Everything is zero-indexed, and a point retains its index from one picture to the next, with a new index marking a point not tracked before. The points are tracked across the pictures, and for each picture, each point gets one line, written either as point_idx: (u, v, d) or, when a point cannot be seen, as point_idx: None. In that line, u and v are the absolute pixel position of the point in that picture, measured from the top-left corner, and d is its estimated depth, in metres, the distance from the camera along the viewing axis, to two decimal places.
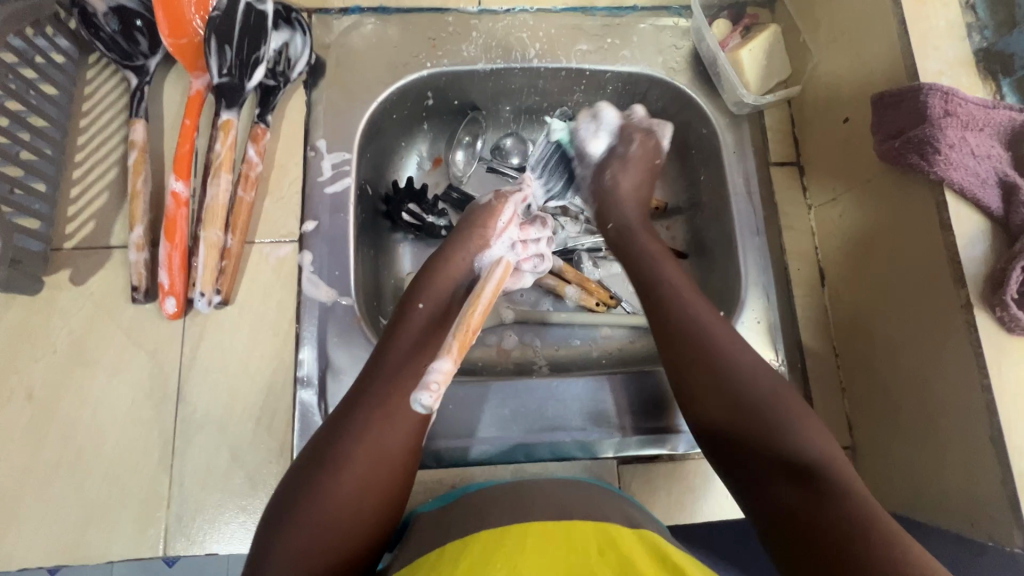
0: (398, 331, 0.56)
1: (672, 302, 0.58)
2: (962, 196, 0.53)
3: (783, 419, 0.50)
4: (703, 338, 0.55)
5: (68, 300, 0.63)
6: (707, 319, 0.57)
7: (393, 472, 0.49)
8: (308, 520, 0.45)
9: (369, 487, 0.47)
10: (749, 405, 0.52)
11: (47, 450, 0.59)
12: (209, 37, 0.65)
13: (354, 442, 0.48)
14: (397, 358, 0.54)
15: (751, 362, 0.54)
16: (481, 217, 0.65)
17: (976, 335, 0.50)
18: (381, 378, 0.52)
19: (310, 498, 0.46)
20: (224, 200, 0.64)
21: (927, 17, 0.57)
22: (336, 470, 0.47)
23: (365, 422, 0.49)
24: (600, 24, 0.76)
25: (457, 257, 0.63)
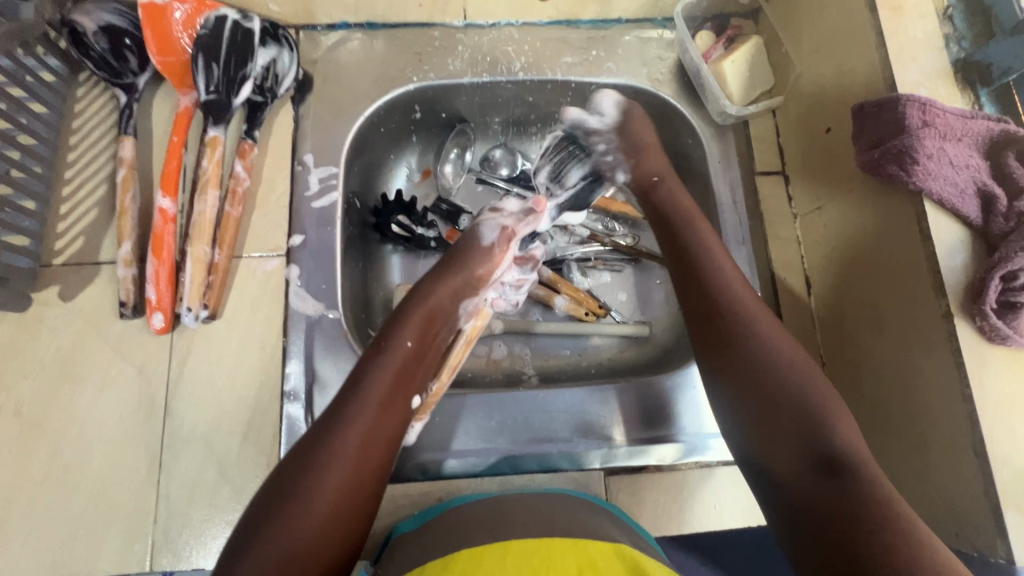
0: (381, 358, 0.55)
1: (713, 300, 0.56)
2: (941, 205, 0.53)
3: (806, 404, 0.50)
4: (747, 344, 0.54)
5: (56, 316, 0.63)
6: (756, 321, 0.55)
7: (365, 497, 0.49)
8: (276, 552, 0.43)
9: (341, 514, 0.46)
10: (772, 385, 0.52)
11: (34, 466, 0.60)
12: (197, 55, 0.66)
13: (325, 473, 0.47)
14: (375, 386, 0.53)
15: (787, 351, 0.53)
16: (482, 257, 0.65)
17: (958, 346, 0.50)
18: (353, 405, 0.51)
19: (279, 526, 0.44)
20: (211, 215, 0.65)
21: (904, 29, 0.58)
22: (308, 499, 0.45)
23: (339, 449, 0.48)
24: (585, 37, 0.77)
25: (450, 286, 0.62)
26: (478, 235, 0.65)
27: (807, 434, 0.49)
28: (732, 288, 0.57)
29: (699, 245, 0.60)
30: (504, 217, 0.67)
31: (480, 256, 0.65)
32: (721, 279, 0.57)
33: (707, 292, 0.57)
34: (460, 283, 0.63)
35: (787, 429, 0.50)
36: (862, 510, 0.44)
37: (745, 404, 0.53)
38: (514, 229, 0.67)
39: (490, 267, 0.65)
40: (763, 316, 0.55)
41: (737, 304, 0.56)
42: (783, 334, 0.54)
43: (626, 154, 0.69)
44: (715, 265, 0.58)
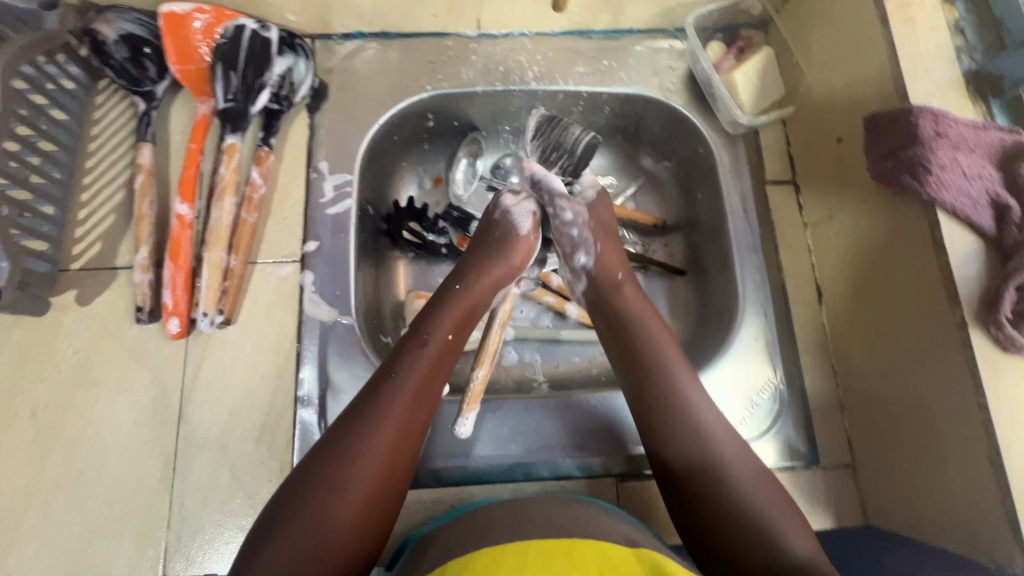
0: (417, 349, 0.55)
1: (651, 382, 0.57)
2: (955, 216, 0.53)
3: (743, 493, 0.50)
4: (687, 434, 0.54)
5: (74, 319, 0.64)
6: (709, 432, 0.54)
7: (394, 484, 0.49)
8: (309, 533, 0.44)
9: (374, 499, 0.47)
10: (725, 491, 0.51)
11: (50, 469, 0.60)
12: (216, 64, 0.68)
13: (358, 457, 0.47)
14: (410, 378, 0.53)
15: (734, 460, 0.53)
16: (514, 238, 0.67)
17: (973, 355, 0.51)
18: (388, 392, 0.51)
19: (310, 514, 0.44)
20: (227, 221, 0.65)
21: (916, 40, 0.59)
22: (340, 482, 0.46)
23: (372, 440, 0.48)
24: (596, 47, 0.78)
25: (489, 275, 0.64)
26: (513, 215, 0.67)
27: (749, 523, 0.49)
28: (687, 395, 0.56)
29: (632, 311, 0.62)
30: (528, 198, 0.69)
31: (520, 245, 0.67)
32: (676, 385, 0.56)
33: (647, 374, 0.58)
34: (501, 273, 0.65)
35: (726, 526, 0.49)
36: None
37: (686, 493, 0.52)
38: (541, 211, 0.69)
39: (526, 254, 0.67)
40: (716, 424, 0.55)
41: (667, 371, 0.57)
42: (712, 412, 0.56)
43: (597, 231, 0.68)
44: (673, 367, 0.57)
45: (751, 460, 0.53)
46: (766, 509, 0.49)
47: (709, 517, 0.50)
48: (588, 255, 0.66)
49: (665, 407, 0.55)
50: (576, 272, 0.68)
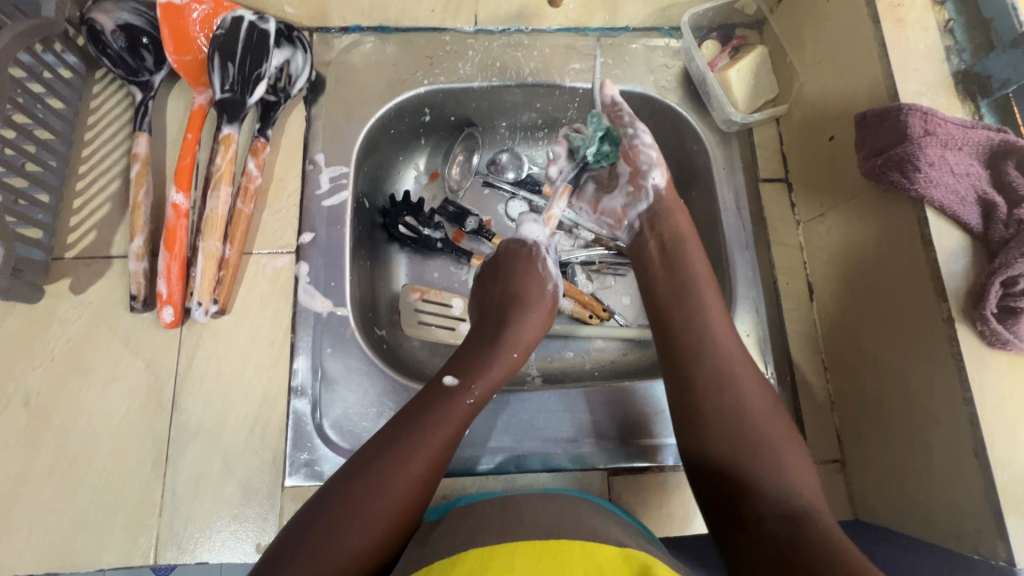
0: (446, 401, 0.54)
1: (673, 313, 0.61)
2: (942, 212, 0.54)
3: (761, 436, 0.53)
4: (707, 356, 0.58)
5: (67, 308, 0.64)
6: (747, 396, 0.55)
7: (411, 521, 0.49)
8: (340, 534, 0.45)
9: (388, 533, 0.47)
10: (744, 428, 0.54)
11: (41, 456, 0.60)
12: (213, 55, 0.67)
13: (374, 502, 0.47)
14: (438, 428, 0.52)
15: (751, 393, 0.56)
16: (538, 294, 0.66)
17: (959, 349, 0.51)
18: (413, 441, 0.50)
19: (345, 519, 0.46)
20: (223, 211, 0.65)
21: (907, 40, 0.60)
22: (355, 516, 0.46)
23: (391, 484, 0.48)
24: (593, 44, 0.78)
25: (525, 329, 0.63)
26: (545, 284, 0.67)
27: (766, 467, 0.51)
28: (713, 329, 0.59)
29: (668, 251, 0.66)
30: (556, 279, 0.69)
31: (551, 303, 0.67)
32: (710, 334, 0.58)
33: (675, 304, 0.62)
34: (538, 327, 0.65)
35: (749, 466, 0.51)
36: (807, 532, 0.44)
37: (708, 424, 0.55)
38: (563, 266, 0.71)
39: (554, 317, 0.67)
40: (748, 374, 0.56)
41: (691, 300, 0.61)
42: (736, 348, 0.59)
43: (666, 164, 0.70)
44: (705, 300, 0.61)
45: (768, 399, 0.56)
46: (784, 458, 0.52)
47: (728, 455, 0.53)
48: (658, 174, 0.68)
49: (703, 357, 0.57)
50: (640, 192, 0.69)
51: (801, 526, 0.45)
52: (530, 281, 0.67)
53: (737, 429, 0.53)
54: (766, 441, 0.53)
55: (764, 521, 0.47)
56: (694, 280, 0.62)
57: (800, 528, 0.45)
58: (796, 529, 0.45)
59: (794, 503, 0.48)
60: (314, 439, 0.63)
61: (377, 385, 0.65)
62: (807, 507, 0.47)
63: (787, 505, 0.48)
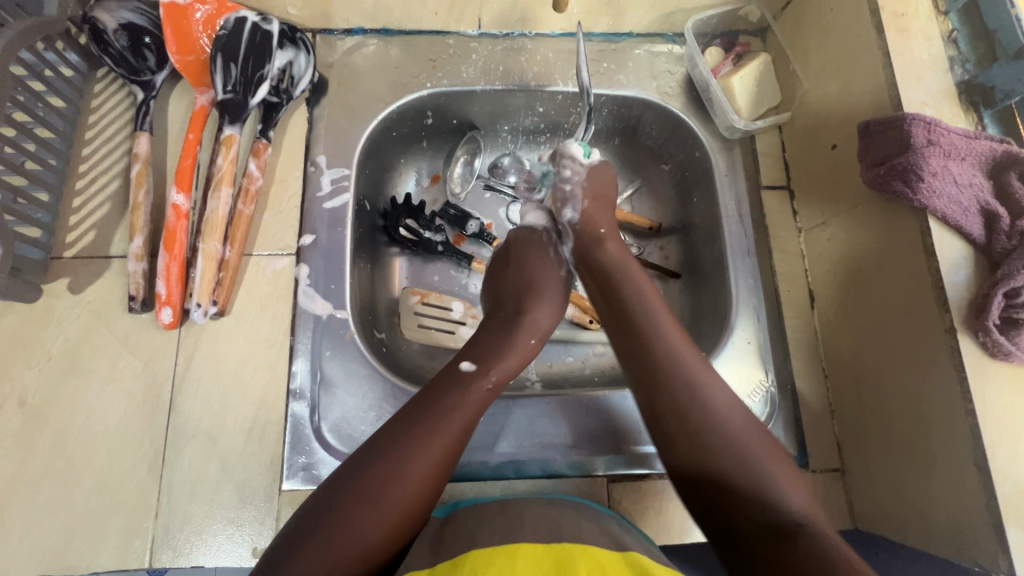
0: (471, 379, 0.55)
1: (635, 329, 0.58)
2: (945, 222, 0.54)
3: (743, 453, 0.51)
4: (670, 367, 0.55)
5: (65, 308, 0.64)
6: (716, 409, 0.53)
7: (425, 510, 0.49)
8: (333, 551, 0.44)
9: (403, 523, 0.47)
10: (721, 441, 0.51)
11: (37, 457, 0.59)
12: (215, 55, 0.67)
13: (398, 482, 0.47)
14: (463, 408, 0.52)
15: (723, 406, 0.53)
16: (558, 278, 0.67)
17: (960, 360, 0.51)
18: (435, 421, 0.51)
19: (339, 533, 0.45)
20: (224, 212, 0.65)
21: (911, 50, 0.60)
22: (378, 499, 0.46)
23: (415, 464, 0.48)
24: (597, 49, 0.78)
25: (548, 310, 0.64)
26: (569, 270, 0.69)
27: (754, 483, 0.49)
28: (674, 343, 0.57)
29: (621, 267, 0.64)
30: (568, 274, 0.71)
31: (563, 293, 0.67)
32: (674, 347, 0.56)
33: (636, 320, 0.59)
34: (551, 315, 0.65)
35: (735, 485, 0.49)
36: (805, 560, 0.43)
37: (685, 440, 0.52)
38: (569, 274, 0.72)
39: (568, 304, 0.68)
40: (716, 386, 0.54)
41: (648, 313, 0.59)
42: (703, 365, 0.56)
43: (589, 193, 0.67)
44: (658, 316, 0.59)
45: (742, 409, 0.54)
46: (773, 478, 0.49)
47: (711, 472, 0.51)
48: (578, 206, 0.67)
49: (665, 375, 0.55)
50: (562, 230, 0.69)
51: (798, 550, 0.44)
52: (545, 268, 0.67)
53: (710, 444, 0.51)
54: (751, 456, 0.51)
55: (759, 542, 0.46)
56: (640, 290, 0.61)
57: (790, 542, 0.44)
58: (788, 555, 0.44)
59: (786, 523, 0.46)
60: (312, 442, 0.62)
61: (376, 389, 0.64)
62: (801, 524, 0.46)
63: (773, 515, 0.47)
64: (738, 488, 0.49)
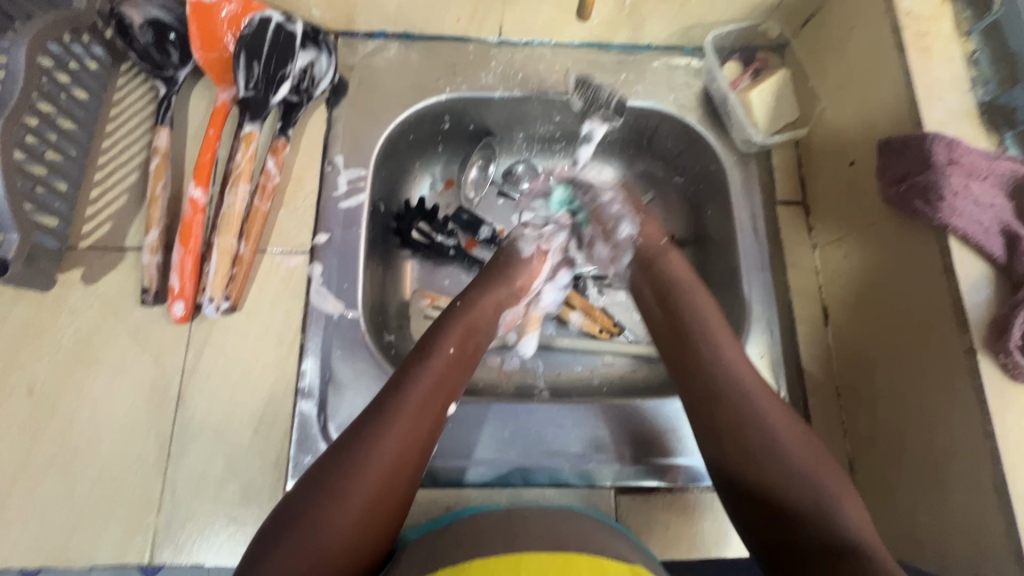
0: (421, 365, 0.54)
1: (688, 343, 0.59)
2: (965, 242, 0.54)
3: (799, 467, 0.50)
4: (718, 380, 0.56)
5: (77, 298, 0.64)
6: (776, 436, 0.52)
7: (397, 497, 0.48)
8: (312, 537, 0.44)
9: (373, 512, 0.46)
10: (772, 453, 0.51)
11: (42, 447, 0.59)
12: (240, 52, 0.68)
13: (359, 472, 0.47)
14: (413, 392, 0.52)
15: (775, 418, 0.53)
16: (513, 262, 0.66)
17: (980, 382, 0.51)
18: (393, 408, 0.50)
19: (314, 521, 0.44)
20: (240, 208, 0.65)
21: (932, 70, 0.60)
22: (342, 492, 0.46)
23: (377, 453, 0.48)
24: (615, 60, 0.79)
25: (491, 293, 0.64)
26: (517, 249, 0.67)
27: (809, 500, 0.48)
28: (732, 357, 0.57)
29: (675, 274, 0.64)
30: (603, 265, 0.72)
31: (526, 269, 0.67)
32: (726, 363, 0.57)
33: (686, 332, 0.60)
34: (503, 296, 0.64)
35: (791, 504, 0.49)
36: None
37: (742, 455, 0.52)
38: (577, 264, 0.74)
39: (530, 279, 0.67)
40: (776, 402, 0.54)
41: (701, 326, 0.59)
42: (754, 376, 0.56)
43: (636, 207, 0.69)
44: (711, 323, 0.60)
45: (796, 422, 0.53)
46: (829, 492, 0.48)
47: (760, 488, 0.51)
48: (632, 226, 0.67)
49: (719, 392, 0.55)
50: (619, 246, 0.68)
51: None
52: (492, 259, 0.67)
53: (763, 464, 0.51)
54: (805, 474, 0.50)
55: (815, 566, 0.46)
56: (696, 302, 0.61)
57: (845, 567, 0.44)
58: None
59: (841, 541, 0.46)
60: (319, 441, 0.61)
61: None
62: (856, 550, 0.45)
63: (828, 534, 0.46)
64: (789, 506, 0.49)
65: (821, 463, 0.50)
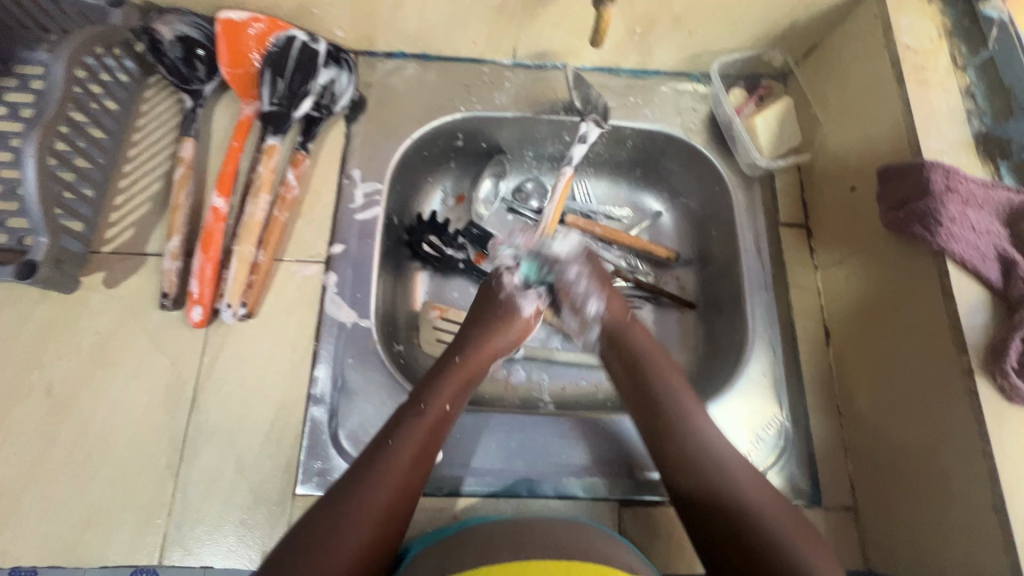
0: (412, 417, 0.56)
1: (653, 394, 0.61)
2: (963, 267, 0.56)
3: (763, 513, 0.53)
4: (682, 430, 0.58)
5: (98, 301, 0.65)
6: (741, 485, 0.54)
7: (385, 546, 0.50)
8: None
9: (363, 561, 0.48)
10: (736, 499, 0.54)
11: (58, 446, 0.60)
12: (265, 69, 0.71)
13: (351, 523, 0.48)
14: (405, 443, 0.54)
15: (736, 466, 0.56)
16: (506, 312, 0.67)
17: (978, 402, 0.52)
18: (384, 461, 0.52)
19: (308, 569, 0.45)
20: (260, 218, 0.67)
21: (930, 101, 0.62)
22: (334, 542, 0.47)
23: (367, 504, 0.50)
24: (624, 84, 0.82)
25: (487, 345, 0.65)
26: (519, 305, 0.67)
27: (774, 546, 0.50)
28: (693, 409, 0.60)
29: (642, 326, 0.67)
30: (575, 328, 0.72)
31: (522, 322, 0.67)
32: (691, 419, 0.59)
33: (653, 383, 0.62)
34: (499, 345, 0.66)
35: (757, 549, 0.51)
36: None
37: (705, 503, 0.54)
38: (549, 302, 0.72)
39: (525, 334, 0.68)
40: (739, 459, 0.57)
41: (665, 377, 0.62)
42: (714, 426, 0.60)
43: (601, 282, 0.68)
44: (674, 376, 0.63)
45: (754, 471, 0.56)
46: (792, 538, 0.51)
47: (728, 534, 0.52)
48: (598, 304, 0.67)
49: (684, 442, 0.58)
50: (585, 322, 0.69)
51: None
52: (484, 310, 0.68)
53: (730, 512, 0.53)
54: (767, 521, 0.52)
55: None
56: (659, 353, 0.65)
57: None
58: None
59: None
60: (329, 448, 0.63)
61: (396, 400, 0.65)
62: None
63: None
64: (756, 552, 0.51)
65: (780, 509, 0.53)
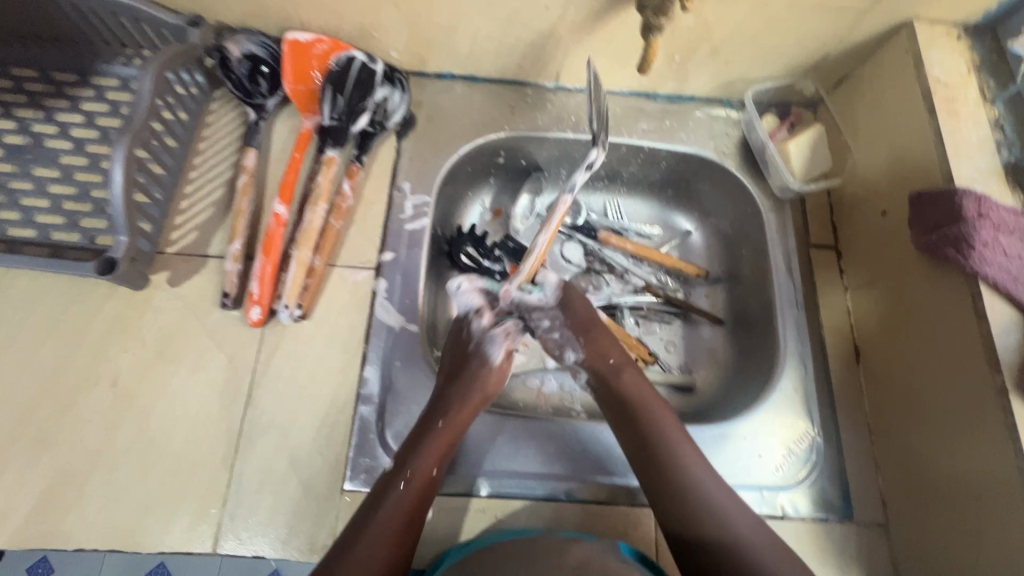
0: (400, 475, 0.59)
1: (642, 440, 0.63)
2: (995, 289, 0.58)
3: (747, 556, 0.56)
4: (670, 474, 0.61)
5: (163, 298, 0.69)
6: (726, 528, 0.58)
7: None
8: None
9: None
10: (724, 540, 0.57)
11: (121, 435, 0.63)
12: (326, 86, 0.75)
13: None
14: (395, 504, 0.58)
15: (723, 507, 0.59)
16: (473, 369, 0.67)
17: (1012, 420, 0.54)
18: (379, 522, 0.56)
19: None
20: (317, 225, 0.71)
21: (961, 131, 0.65)
22: None
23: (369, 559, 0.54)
24: (660, 108, 0.86)
25: (462, 401, 0.65)
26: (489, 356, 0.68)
27: None
28: (682, 452, 0.62)
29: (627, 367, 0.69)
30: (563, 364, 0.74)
31: (494, 373, 0.68)
32: (683, 466, 0.61)
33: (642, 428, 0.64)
34: (477, 400, 0.66)
35: None
36: None
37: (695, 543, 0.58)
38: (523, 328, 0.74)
39: (501, 379, 0.69)
40: (727, 501, 0.59)
41: (653, 422, 0.64)
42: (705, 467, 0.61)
43: (579, 328, 0.72)
44: (663, 420, 0.64)
45: (742, 509, 0.59)
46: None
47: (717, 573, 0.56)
48: (576, 353, 0.71)
49: (670, 489, 0.60)
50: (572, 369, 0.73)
51: None
52: (460, 363, 0.68)
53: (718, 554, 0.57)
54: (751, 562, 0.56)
55: None
56: (646, 397, 0.66)
57: None
58: None
59: None
60: (377, 446, 0.65)
61: None
62: None
63: None
64: None
65: (760, 547, 0.57)
